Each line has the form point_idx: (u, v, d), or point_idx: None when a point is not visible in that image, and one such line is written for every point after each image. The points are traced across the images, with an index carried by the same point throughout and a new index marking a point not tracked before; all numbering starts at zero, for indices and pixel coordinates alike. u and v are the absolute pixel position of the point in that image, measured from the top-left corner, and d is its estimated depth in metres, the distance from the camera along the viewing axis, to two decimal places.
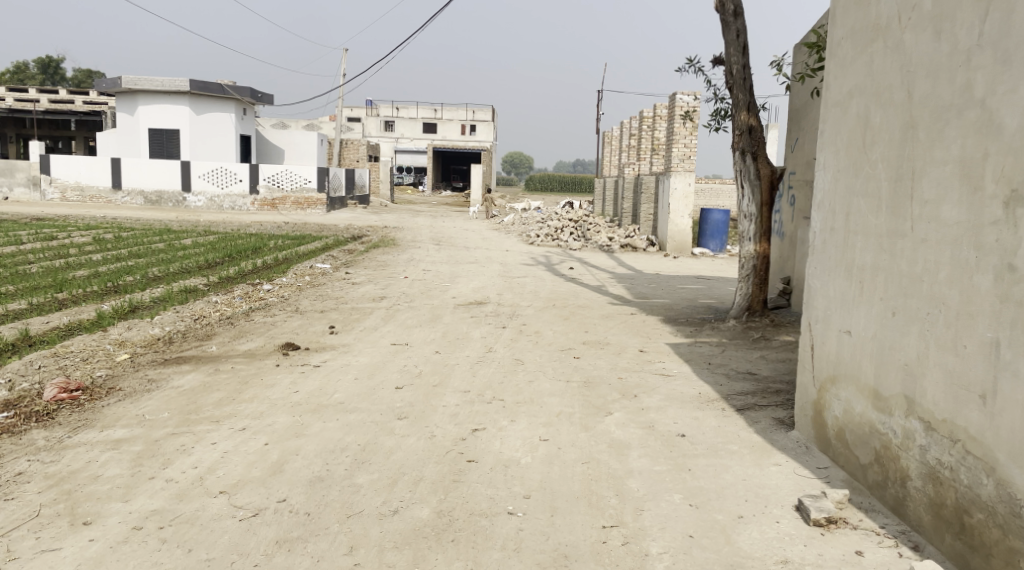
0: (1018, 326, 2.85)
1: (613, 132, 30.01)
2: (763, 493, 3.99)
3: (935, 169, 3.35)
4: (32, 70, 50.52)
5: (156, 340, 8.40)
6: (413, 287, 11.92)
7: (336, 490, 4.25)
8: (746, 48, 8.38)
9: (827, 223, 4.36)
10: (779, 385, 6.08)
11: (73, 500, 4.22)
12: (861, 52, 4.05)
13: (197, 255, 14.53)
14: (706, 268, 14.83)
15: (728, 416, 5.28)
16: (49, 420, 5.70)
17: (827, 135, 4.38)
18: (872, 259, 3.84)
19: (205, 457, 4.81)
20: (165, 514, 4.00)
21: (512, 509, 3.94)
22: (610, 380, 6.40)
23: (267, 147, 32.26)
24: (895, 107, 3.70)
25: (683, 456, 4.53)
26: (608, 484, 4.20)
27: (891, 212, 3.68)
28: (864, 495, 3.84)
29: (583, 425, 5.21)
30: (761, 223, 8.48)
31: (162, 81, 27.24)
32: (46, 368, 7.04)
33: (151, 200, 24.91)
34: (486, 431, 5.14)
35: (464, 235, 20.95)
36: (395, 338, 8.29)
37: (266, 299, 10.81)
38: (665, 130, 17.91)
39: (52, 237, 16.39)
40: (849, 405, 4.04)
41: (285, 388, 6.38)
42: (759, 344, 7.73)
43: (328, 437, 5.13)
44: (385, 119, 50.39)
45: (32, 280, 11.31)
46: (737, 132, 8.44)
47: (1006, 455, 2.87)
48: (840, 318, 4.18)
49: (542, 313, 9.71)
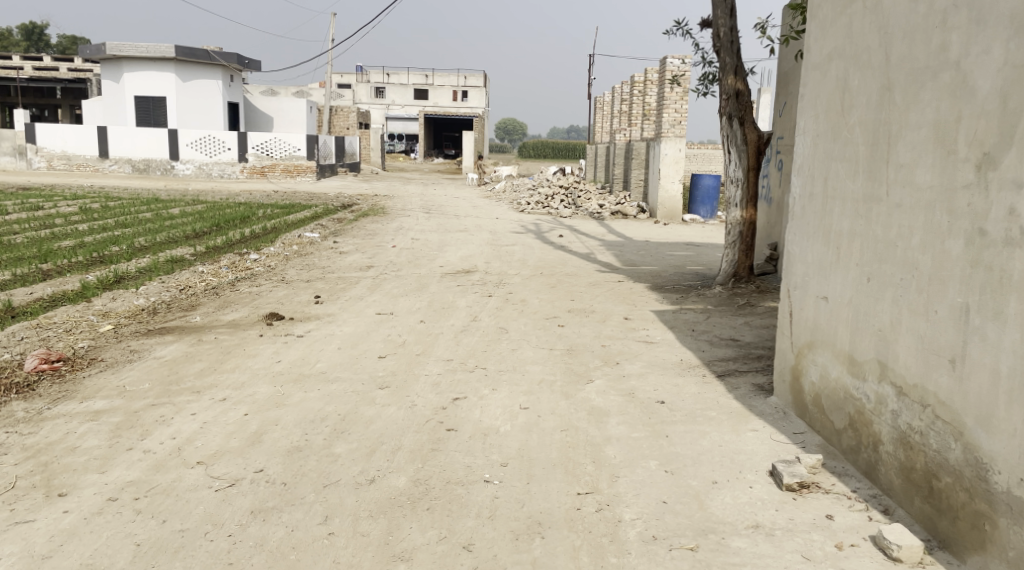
0: (987, 290, 2.83)
1: (605, 97, 29.78)
2: (739, 458, 4.00)
3: (911, 132, 3.31)
4: (16, 36, 49.72)
5: (140, 310, 8.35)
6: (402, 255, 11.85)
7: (314, 460, 4.25)
8: (734, 10, 8.28)
9: (807, 188, 4.32)
10: (760, 352, 6.10)
11: (49, 472, 4.22)
12: (841, 13, 3.98)
13: (185, 225, 14.42)
14: (696, 234, 14.81)
15: (708, 383, 5.29)
16: (29, 391, 5.68)
17: (807, 99, 4.33)
18: (849, 224, 3.81)
19: (184, 427, 4.80)
20: (142, 485, 4.00)
21: (488, 477, 3.95)
22: (593, 347, 6.39)
23: (255, 115, 31.89)
24: (873, 71, 3.65)
25: (661, 423, 4.54)
26: (585, 452, 4.21)
27: (867, 176, 3.65)
28: (838, 460, 3.85)
29: (564, 393, 5.22)
30: (748, 188, 8.44)
31: (147, 47, 26.80)
32: (29, 340, 7.01)
33: (139, 168, 24.62)
34: (466, 400, 5.13)
35: (455, 202, 20.82)
36: (381, 307, 8.26)
37: (253, 269, 10.75)
38: (656, 96, 17.77)
39: (38, 207, 16.22)
40: (825, 370, 4.04)
41: (267, 358, 6.37)
42: (744, 310, 7.73)
43: (309, 407, 5.12)
44: (375, 86, 49.83)
45: (17, 251, 11.21)
46: (724, 96, 8.35)
47: (973, 420, 2.87)
48: (817, 284, 4.16)
49: (529, 281, 9.69)
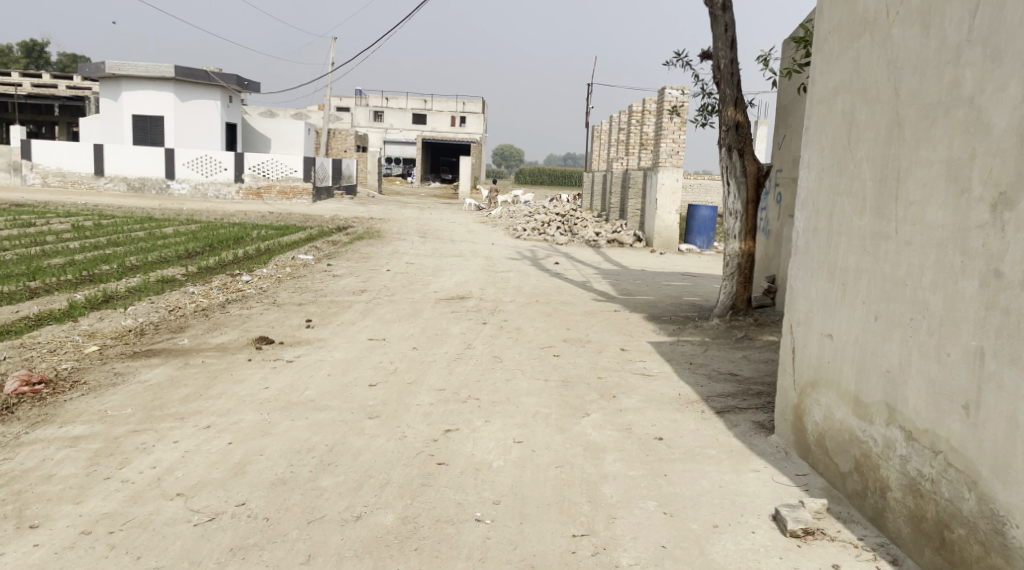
0: (1003, 334, 2.72)
1: (603, 125, 29.86)
2: (740, 501, 3.86)
3: (921, 168, 3.22)
4: (16, 53, 49.78)
5: (127, 331, 8.19)
6: (396, 280, 11.71)
7: (299, 494, 4.08)
8: (735, 42, 8.23)
9: (810, 223, 4.22)
10: (760, 387, 5.96)
11: (22, 501, 4.06)
12: (848, 47, 3.91)
13: (177, 244, 14.28)
14: (693, 264, 14.73)
15: (707, 419, 5.15)
16: (8, 414, 5.51)
17: (812, 133, 4.24)
18: (855, 261, 3.71)
19: (165, 456, 4.64)
20: (117, 518, 3.84)
21: (480, 516, 3.80)
22: (589, 379, 6.25)
23: (253, 135, 31.87)
24: (882, 105, 3.56)
25: (659, 461, 4.40)
26: (581, 490, 4.06)
27: (875, 213, 3.55)
28: (843, 504, 3.72)
29: (559, 427, 5.07)
30: (747, 220, 8.35)
31: (147, 67, 26.81)
32: (11, 360, 6.83)
33: (134, 187, 24.51)
34: (458, 432, 4.99)
35: (450, 227, 20.71)
36: (373, 333, 8.11)
37: (245, 291, 10.60)
38: (654, 125, 17.80)
39: (30, 224, 16.08)
40: (829, 410, 3.92)
41: (255, 384, 6.20)
42: (742, 343, 7.62)
43: (295, 437, 4.96)
44: (374, 109, 50.00)
45: (6, 268, 11.05)
46: (724, 128, 8.29)
47: (988, 469, 2.75)
48: (821, 321, 4.05)
49: (524, 309, 9.56)
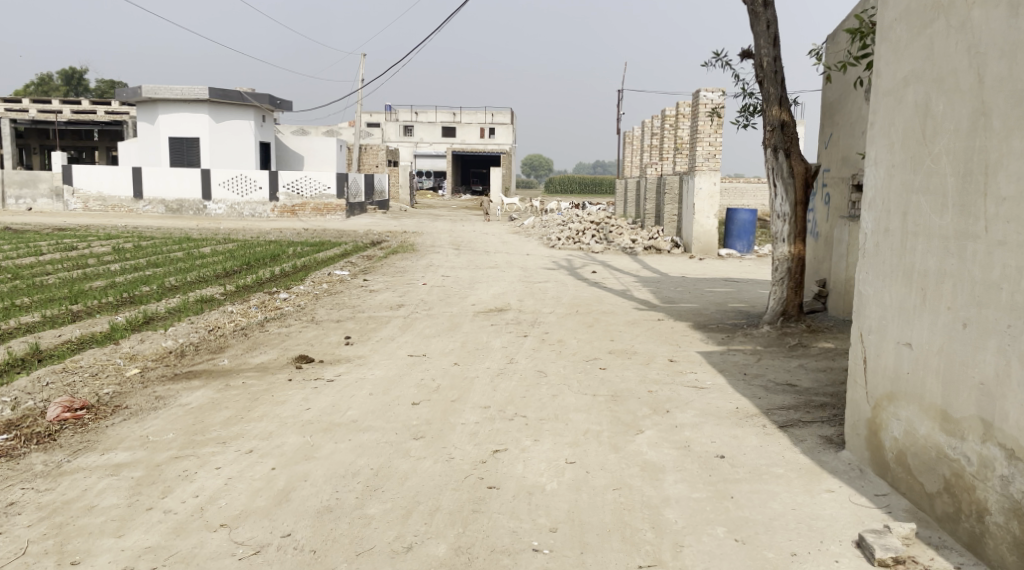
0: None
1: (636, 130, 29.57)
2: (818, 525, 3.60)
3: (1015, 161, 2.99)
4: (57, 82, 50.95)
5: (167, 353, 8.11)
6: (433, 294, 11.56)
7: (345, 523, 3.90)
8: (777, 39, 7.94)
9: (880, 224, 3.94)
10: (822, 399, 5.65)
11: (63, 535, 3.92)
12: (919, 33, 3.64)
13: (215, 264, 14.29)
14: (735, 270, 14.39)
15: (771, 435, 4.87)
16: (50, 441, 5.42)
17: (879, 127, 3.98)
18: (936, 263, 3.44)
19: (207, 484, 4.49)
20: (160, 553, 3.70)
21: (537, 545, 3.60)
22: (639, 394, 5.99)
23: (286, 153, 32.08)
24: (962, 94, 3.32)
25: (724, 481, 4.14)
26: (643, 515, 3.82)
27: (959, 211, 3.30)
28: (932, 529, 3.45)
29: (612, 445, 4.83)
30: (796, 223, 8.04)
31: (182, 89, 27.12)
32: (53, 385, 6.77)
33: (173, 208, 24.75)
34: (507, 452, 4.78)
35: (484, 239, 20.50)
36: (413, 349, 7.93)
37: (283, 309, 10.51)
38: (689, 129, 17.50)
39: (72, 247, 16.22)
40: (911, 426, 3.64)
41: (295, 405, 6.04)
42: (796, 351, 7.32)
43: (340, 461, 4.78)
44: (404, 124, 50.22)
45: (48, 292, 11.09)
46: (769, 128, 7.99)
47: None
48: (897, 329, 3.77)
49: (565, 320, 9.31)
